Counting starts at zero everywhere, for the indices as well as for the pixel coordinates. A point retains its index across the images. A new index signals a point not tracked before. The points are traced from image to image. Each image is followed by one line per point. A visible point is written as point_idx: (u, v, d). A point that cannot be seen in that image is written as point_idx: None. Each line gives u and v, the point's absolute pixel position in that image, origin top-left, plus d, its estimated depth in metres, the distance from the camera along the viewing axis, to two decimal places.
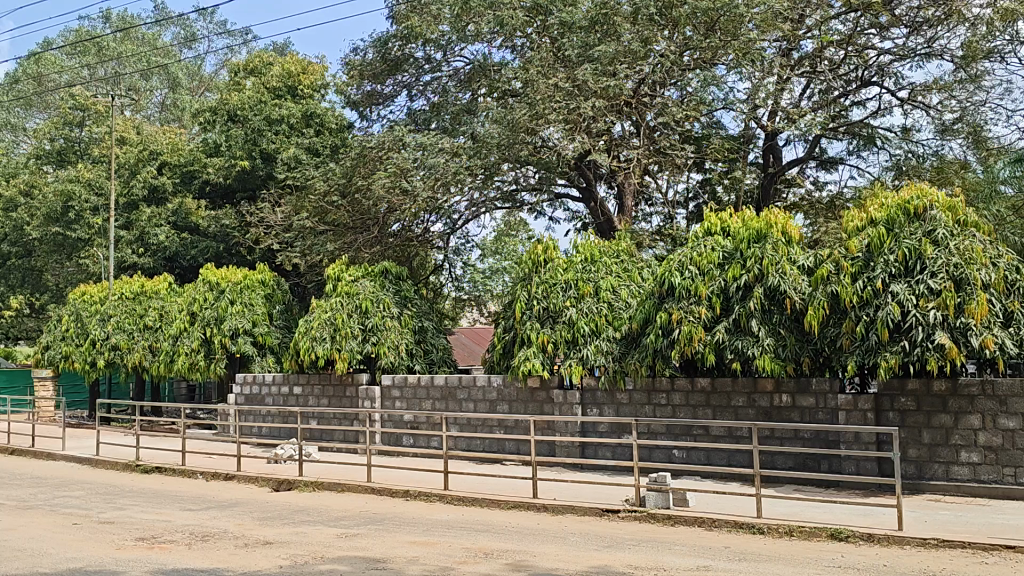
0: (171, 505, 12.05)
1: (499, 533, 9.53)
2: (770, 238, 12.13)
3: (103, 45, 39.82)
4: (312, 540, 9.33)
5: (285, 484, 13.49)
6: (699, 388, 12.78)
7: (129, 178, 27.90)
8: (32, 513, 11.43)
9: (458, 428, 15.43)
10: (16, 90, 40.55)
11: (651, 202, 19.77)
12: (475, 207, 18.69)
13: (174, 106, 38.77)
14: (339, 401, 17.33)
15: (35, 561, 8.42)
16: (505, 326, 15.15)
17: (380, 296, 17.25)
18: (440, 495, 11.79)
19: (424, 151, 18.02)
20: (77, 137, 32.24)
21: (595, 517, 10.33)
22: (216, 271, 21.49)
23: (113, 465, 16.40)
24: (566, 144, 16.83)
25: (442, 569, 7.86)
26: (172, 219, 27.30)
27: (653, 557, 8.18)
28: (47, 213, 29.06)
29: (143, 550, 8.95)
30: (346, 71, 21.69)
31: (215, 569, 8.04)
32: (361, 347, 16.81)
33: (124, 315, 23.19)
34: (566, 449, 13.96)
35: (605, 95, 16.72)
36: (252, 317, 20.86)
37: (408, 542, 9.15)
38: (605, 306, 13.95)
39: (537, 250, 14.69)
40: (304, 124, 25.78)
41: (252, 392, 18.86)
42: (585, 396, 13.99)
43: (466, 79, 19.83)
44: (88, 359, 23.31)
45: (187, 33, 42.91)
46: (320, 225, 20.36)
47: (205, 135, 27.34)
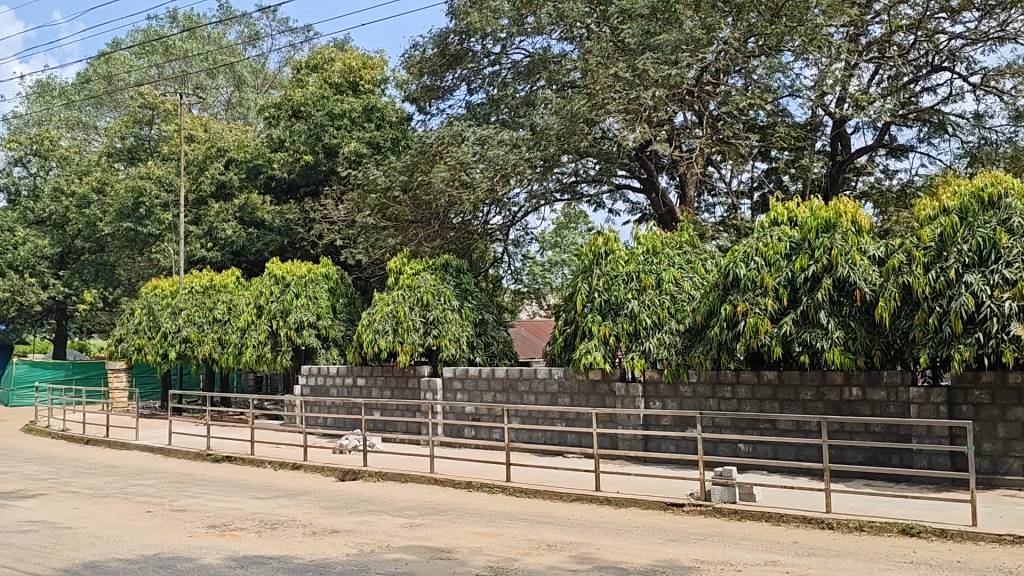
0: (239, 494, 12.32)
1: (562, 525, 9.54)
2: (839, 227, 11.89)
3: (171, 45, 40.71)
4: (378, 530, 9.45)
5: (350, 474, 13.68)
6: (766, 381, 12.64)
7: (197, 174, 28.56)
8: (107, 500, 11.79)
9: (520, 420, 15.50)
10: (88, 90, 41.76)
11: (714, 193, 19.55)
12: (534, 199, 18.68)
13: (240, 104, 39.58)
14: (402, 393, 17.50)
15: (110, 548, 8.67)
16: (565, 319, 15.08)
17: (441, 288, 17.39)
18: (502, 487, 11.86)
19: (484, 144, 18.10)
20: (146, 135, 33.11)
21: (660, 511, 10.28)
22: (282, 264, 21.86)
23: (185, 454, 16.83)
24: (627, 134, 16.71)
25: (506, 560, 7.89)
26: (238, 214, 27.67)
27: (719, 552, 8.10)
28: (119, 209, 29.90)
29: (214, 537, 9.17)
30: (406, 66, 21.83)
31: (285, 556, 8.20)
32: (423, 339, 16.98)
33: (194, 308, 23.68)
34: (629, 442, 13.90)
35: (666, 85, 16.56)
36: (316, 310, 21.20)
37: (472, 532, 9.20)
38: (667, 297, 13.82)
39: (598, 242, 14.62)
40: (365, 118, 25.94)
41: (317, 384, 19.19)
42: (648, 389, 13.90)
43: (526, 71, 19.82)
44: (160, 351, 23.96)
45: (250, 31, 43.65)
46: (382, 220, 20.57)
47: (269, 131, 27.80)
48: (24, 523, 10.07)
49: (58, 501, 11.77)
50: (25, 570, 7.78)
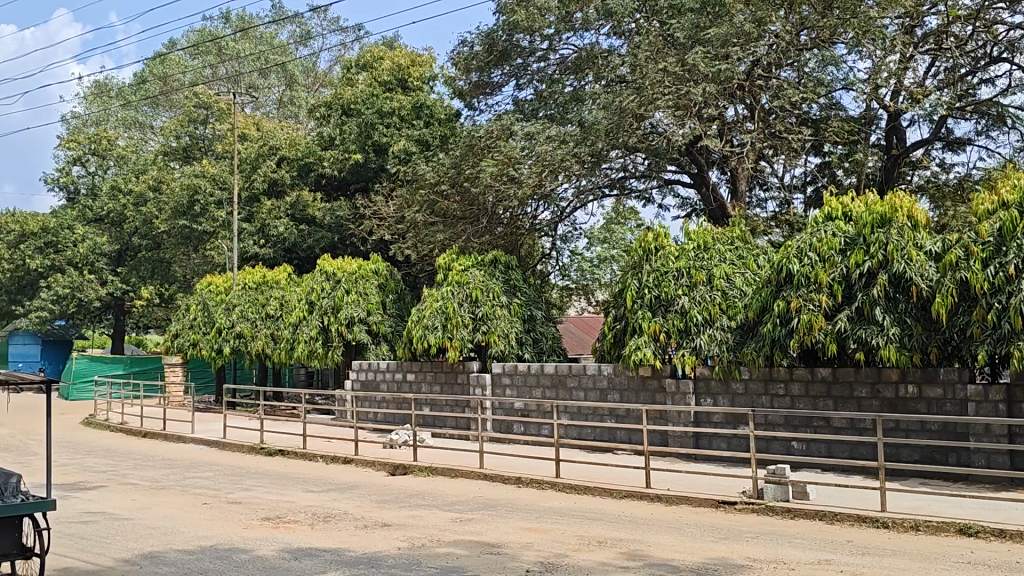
0: (292, 487, 12.52)
1: (612, 522, 9.52)
2: (895, 222, 11.68)
3: (224, 45, 41.32)
4: (429, 524, 9.53)
5: (400, 469, 13.80)
6: (820, 378, 12.48)
7: (250, 172, 29.00)
8: (165, 492, 12.05)
9: (569, 416, 15.51)
10: (143, 90, 42.60)
11: (766, 187, 19.32)
12: (582, 195, 18.63)
13: (291, 102, 40.12)
14: (451, 387, 17.63)
15: (168, 539, 8.86)
16: (615, 315, 15.01)
17: (490, 285, 17.41)
18: (551, 483, 11.87)
19: (532, 140, 18.11)
20: (201, 134, 33.73)
21: (711, 509, 10.21)
22: (333, 261, 22.06)
23: (240, 447, 17.13)
24: (677, 129, 16.63)
25: (557, 556, 7.90)
26: (290, 212, 28.04)
27: (771, 550, 8.03)
28: (175, 207, 30.48)
29: (269, 529, 9.33)
30: (454, 64, 21.89)
31: (338, 549, 8.32)
32: (472, 335, 17.05)
33: (248, 305, 24.08)
34: (679, 439, 13.81)
35: (716, 79, 16.41)
36: (366, 306, 21.45)
37: (522, 528, 9.24)
38: (718, 293, 13.70)
39: (647, 237, 14.56)
40: (414, 115, 26.15)
41: (367, 379, 19.42)
42: (699, 385, 13.78)
43: (574, 66, 19.77)
44: (215, 346, 24.37)
45: (302, 31, 44.16)
46: (431, 216, 20.71)
47: (320, 129, 28.08)
48: (85, 513, 10.35)
49: (118, 492, 12.08)
50: (88, 559, 7.99)
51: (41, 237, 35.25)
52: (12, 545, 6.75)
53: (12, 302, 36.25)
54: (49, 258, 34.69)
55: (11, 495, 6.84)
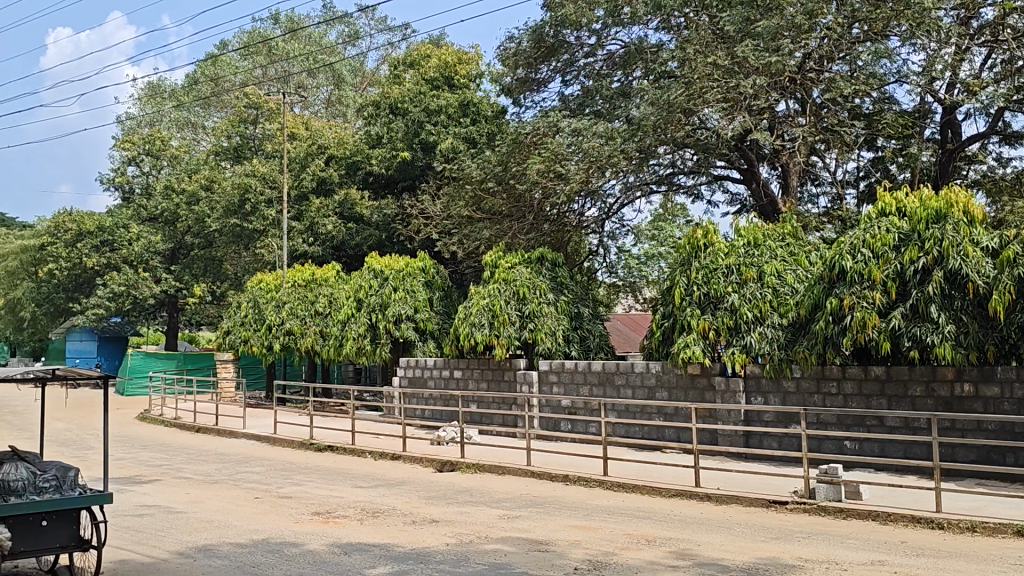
0: (342, 482, 12.64)
1: (661, 521, 9.46)
2: (950, 218, 11.42)
3: (273, 46, 41.82)
4: (477, 521, 9.55)
5: (448, 465, 13.86)
6: (873, 376, 12.25)
7: (299, 171, 29.35)
8: (218, 486, 12.26)
9: (617, 414, 15.43)
10: (196, 91, 43.29)
11: (817, 182, 19.02)
12: (630, 191, 18.53)
13: (339, 101, 40.52)
14: (498, 385, 17.65)
15: (221, 532, 9.01)
16: (663, 312, 14.92)
17: (536, 282, 17.36)
18: (599, 482, 11.81)
19: (579, 136, 18.05)
20: (251, 134, 34.15)
21: (762, 508, 10.08)
22: (380, 258, 22.18)
23: (290, 443, 17.34)
24: (726, 124, 16.49)
25: (605, 554, 7.87)
26: (338, 210, 28.31)
27: (824, 550, 7.91)
28: (226, 206, 30.94)
29: (319, 524, 9.42)
30: (501, 60, 21.89)
31: (387, 544, 8.38)
32: (519, 333, 17.04)
33: (297, 302, 24.37)
34: (729, 438, 13.65)
35: (766, 72, 16.21)
36: (414, 303, 21.61)
37: (570, 526, 9.22)
38: (769, 291, 13.54)
39: (696, 234, 14.45)
40: (461, 113, 26.25)
41: (415, 375, 19.60)
42: (749, 383, 13.61)
43: (621, 62, 19.66)
44: (265, 343, 24.72)
45: (351, 31, 44.56)
46: (478, 212, 20.75)
47: (368, 127, 28.27)
48: (141, 507, 10.56)
49: (172, 486, 12.30)
50: (143, 552, 8.14)
51: (97, 236, 36.02)
52: (70, 537, 6.82)
53: (69, 300, 37.08)
54: (105, 257, 35.44)
55: (70, 488, 7.00)
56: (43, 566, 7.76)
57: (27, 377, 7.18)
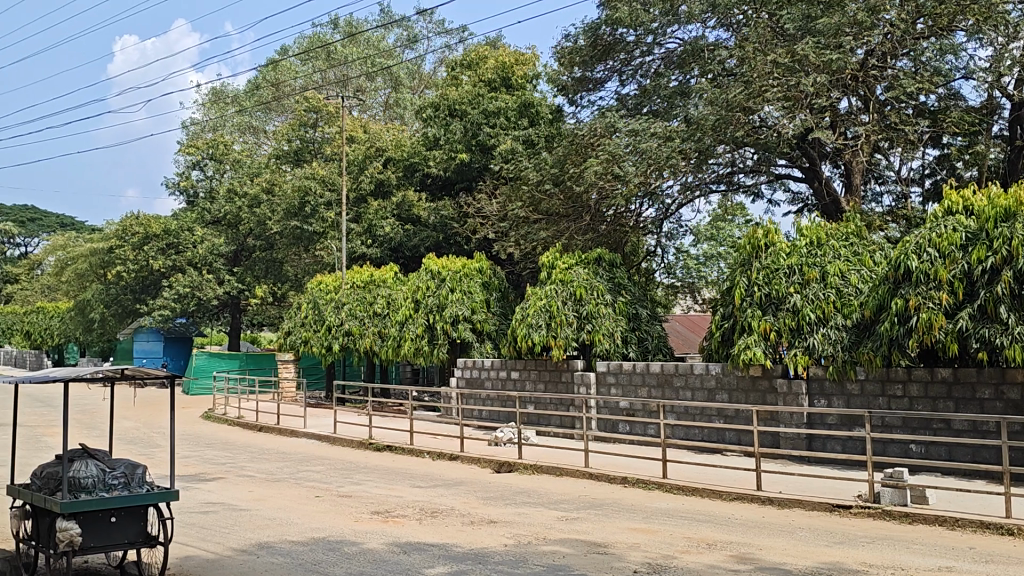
0: (401, 482, 12.74)
1: (722, 525, 9.33)
2: (1020, 216, 11.05)
3: (333, 50, 42.32)
4: (534, 522, 9.55)
5: (506, 466, 13.88)
6: (940, 378, 11.92)
7: (357, 174, 29.66)
8: (280, 485, 12.44)
9: (676, 416, 15.29)
10: (257, 96, 44.11)
11: (881, 180, 18.60)
12: (689, 191, 18.34)
13: (397, 104, 40.94)
14: (555, 386, 17.64)
15: (283, 530, 9.13)
16: (724, 313, 14.75)
17: (594, 282, 17.24)
18: (658, 484, 11.71)
19: (636, 136, 17.97)
20: (311, 137, 34.57)
21: (825, 512, 9.89)
22: (437, 260, 22.31)
23: (350, 443, 17.54)
24: (787, 122, 16.23)
25: (665, 557, 7.79)
26: (395, 212, 28.58)
27: (888, 555, 7.73)
28: (287, 209, 31.40)
29: (378, 523, 9.51)
30: (557, 59, 21.81)
31: (445, 544, 8.41)
32: (577, 334, 17.00)
33: (356, 303, 24.60)
34: (791, 441, 13.42)
35: (827, 69, 15.96)
36: (471, 305, 21.67)
37: (629, 528, 9.15)
38: (832, 291, 13.29)
39: (757, 234, 14.25)
40: (520, 115, 26.27)
41: (472, 376, 19.69)
42: (812, 386, 13.36)
43: (679, 60, 19.45)
44: (324, 343, 24.99)
45: (408, 34, 44.89)
46: (535, 214, 20.69)
47: (425, 129, 28.45)
48: (206, 504, 10.77)
49: (236, 484, 12.52)
50: (208, 549, 8.30)
51: (163, 239, 36.79)
52: (138, 533, 6.99)
53: (137, 301, 37.97)
54: (170, 259, 36.21)
55: (138, 485, 7.16)
56: (112, 561, 7.95)
57: (96, 377, 7.36)
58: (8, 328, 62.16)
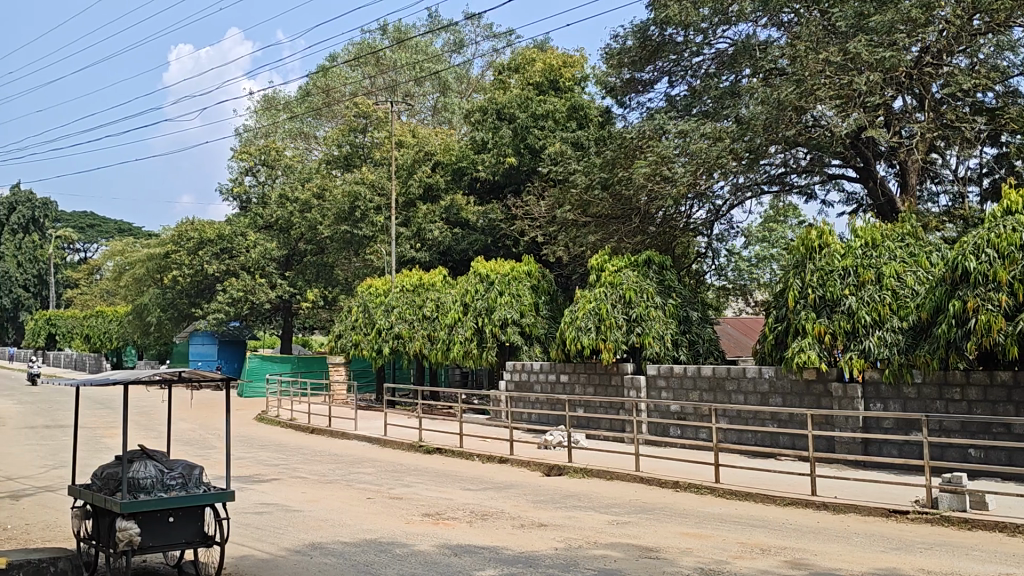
0: (451, 485, 12.79)
1: (775, 529, 9.21)
2: None
3: (382, 56, 42.70)
4: (585, 526, 9.51)
5: (555, 469, 13.85)
6: (999, 382, 11.61)
7: (406, 178, 29.88)
8: (332, 486, 12.58)
9: (728, 420, 15.12)
10: (308, 103, 44.68)
11: (937, 180, 18.21)
12: (739, 192, 18.14)
13: (445, 108, 41.19)
14: (605, 390, 17.58)
15: (336, 531, 9.22)
16: (777, 315, 14.58)
17: (644, 285, 17.13)
18: (711, 489, 11.59)
19: (686, 137, 17.86)
20: (360, 142, 34.89)
21: (882, 518, 9.69)
22: (486, 263, 22.42)
23: (400, 445, 17.66)
24: (840, 122, 16.01)
25: (718, 562, 7.71)
26: (444, 215, 28.77)
27: (947, 562, 7.56)
28: (338, 213, 31.73)
29: (429, 525, 9.55)
30: (606, 61, 21.73)
31: (495, 546, 8.42)
32: (626, 337, 16.92)
33: (406, 306, 24.75)
34: (846, 445, 13.19)
35: (881, 67, 15.67)
36: (520, 308, 21.67)
37: (681, 533, 9.06)
38: (888, 293, 13.04)
39: (810, 235, 14.07)
40: (569, 117, 26.21)
41: (521, 379, 19.71)
42: (868, 389, 13.11)
43: (730, 60, 19.23)
44: (375, 347, 25.19)
45: (456, 38, 45.13)
46: (584, 217, 20.61)
47: (473, 133, 28.55)
48: (260, 504, 10.92)
49: (289, 486, 12.67)
50: (263, 549, 8.41)
51: (217, 244, 37.23)
52: (195, 533, 7.11)
53: (192, 305, 38.73)
54: (224, 264, 36.82)
55: (194, 485, 7.28)
56: (169, 561, 8.09)
57: (154, 380, 7.50)
58: (69, 331, 63.83)
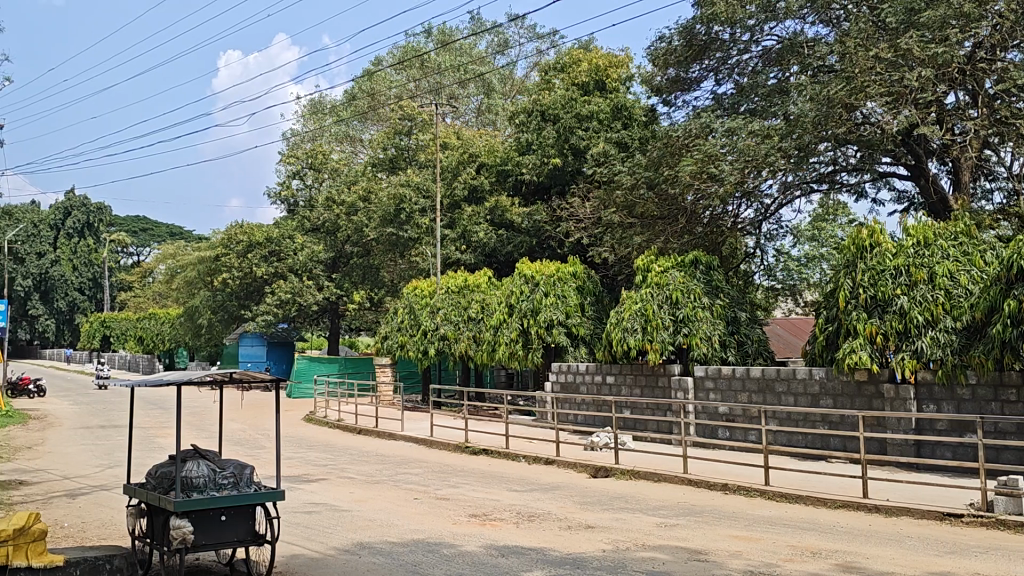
0: (498, 485, 12.80)
1: (826, 532, 9.07)
2: None
3: (426, 59, 42.94)
4: (633, 528, 9.46)
5: (603, 471, 13.80)
6: None
7: (451, 180, 30.07)
8: (381, 487, 12.67)
9: (778, 422, 14.93)
10: (354, 106, 45.12)
11: (991, 177, 17.82)
12: (788, 190, 17.90)
13: (490, 110, 41.30)
14: (652, 391, 17.48)
15: (384, 531, 9.28)
16: (827, 316, 14.37)
17: (691, 286, 17.00)
18: (760, 491, 11.47)
19: (733, 136, 17.69)
20: (405, 145, 35.14)
21: (936, 521, 9.50)
22: (531, 264, 22.46)
23: (446, 446, 17.73)
24: (890, 119, 15.75)
25: (768, 565, 7.62)
26: (489, 217, 28.84)
27: (1004, 566, 7.37)
28: (383, 215, 31.98)
29: (476, 525, 9.57)
30: (651, 61, 21.62)
31: (542, 548, 8.41)
32: (673, 338, 16.79)
33: (451, 307, 24.83)
34: (899, 447, 12.95)
35: (933, 64, 15.37)
36: (565, 309, 21.63)
37: (730, 536, 8.97)
38: (941, 293, 12.75)
39: (861, 233, 13.81)
40: (613, 118, 26.10)
41: (567, 381, 19.70)
42: (921, 391, 12.89)
43: (777, 57, 19.01)
44: (421, 348, 25.33)
45: (499, 40, 45.24)
46: (629, 217, 20.50)
47: (517, 134, 28.55)
48: (309, 504, 11.03)
49: (338, 486, 12.79)
50: (312, 548, 8.50)
51: (265, 246, 37.78)
52: (247, 532, 7.22)
53: (241, 307, 39.29)
54: (272, 266, 37.28)
55: (246, 485, 7.37)
56: (221, 559, 8.21)
57: (206, 380, 7.60)
58: (122, 333, 65.12)
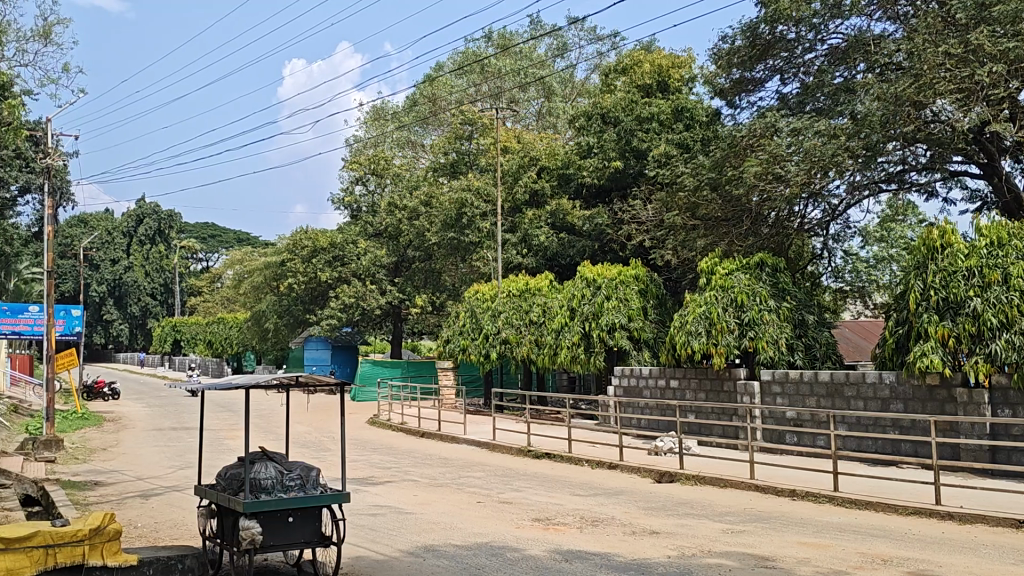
0: (561, 490, 12.75)
1: (898, 539, 8.84)
2: None
3: (487, 64, 43.09)
4: (699, 533, 9.34)
5: (667, 476, 13.65)
6: None
7: (512, 184, 30.11)
8: (444, 490, 12.72)
9: (847, 427, 14.59)
10: (415, 112, 45.54)
11: None
12: (857, 190, 17.52)
13: (550, 113, 41.23)
14: (717, 395, 17.23)
15: (448, 534, 9.32)
16: (897, 318, 14.03)
17: (756, 288, 16.73)
18: (830, 497, 11.21)
19: (799, 135, 17.36)
20: (466, 149, 35.28)
21: (1012, 529, 9.19)
22: (593, 267, 22.38)
23: (509, 449, 17.76)
24: (962, 116, 15.28)
25: (837, 573, 7.45)
26: (550, 220, 28.85)
27: None
28: (444, 220, 32.15)
29: (539, 530, 9.54)
30: (714, 61, 21.34)
31: (606, 553, 8.36)
32: (738, 341, 16.57)
33: (513, 311, 24.82)
34: (973, 453, 12.54)
35: (1005, 59, 14.87)
36: (627, 312, 21.46)
37: (798, 543, 8.79)
38: (1016, 294, 12.28)
39: (932, 234, 13.40)
40: (674, 119, 25.84)
41: (630, 384, 19.57)
42: (995, 395, 12.51)
43: (843, 55, 18.61)
44: (483, 351, 25.41)
45: (559, 43, 45.16)
46: (692, 219, 20.25)
47: (578, 138, 28.43)
48: (374, 506, 11.15)
49: (402, 488, 12.88)
50: (378, 550, 8.57)
51: (330, 251, 38.28)
52: (313, 533, 7.29)
53: (306, 311, 39.86)
54: (336, 271, 37.76)
55: (313, 486, 7.47)
56: (289, 560, 8.33)
57: (273, 384, 7.71)
58: (193, 337, 66.65)
